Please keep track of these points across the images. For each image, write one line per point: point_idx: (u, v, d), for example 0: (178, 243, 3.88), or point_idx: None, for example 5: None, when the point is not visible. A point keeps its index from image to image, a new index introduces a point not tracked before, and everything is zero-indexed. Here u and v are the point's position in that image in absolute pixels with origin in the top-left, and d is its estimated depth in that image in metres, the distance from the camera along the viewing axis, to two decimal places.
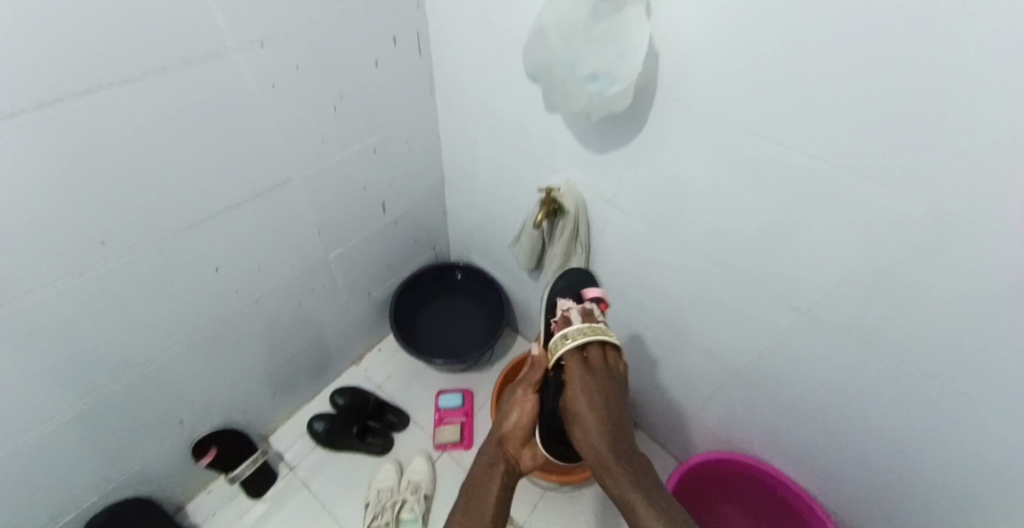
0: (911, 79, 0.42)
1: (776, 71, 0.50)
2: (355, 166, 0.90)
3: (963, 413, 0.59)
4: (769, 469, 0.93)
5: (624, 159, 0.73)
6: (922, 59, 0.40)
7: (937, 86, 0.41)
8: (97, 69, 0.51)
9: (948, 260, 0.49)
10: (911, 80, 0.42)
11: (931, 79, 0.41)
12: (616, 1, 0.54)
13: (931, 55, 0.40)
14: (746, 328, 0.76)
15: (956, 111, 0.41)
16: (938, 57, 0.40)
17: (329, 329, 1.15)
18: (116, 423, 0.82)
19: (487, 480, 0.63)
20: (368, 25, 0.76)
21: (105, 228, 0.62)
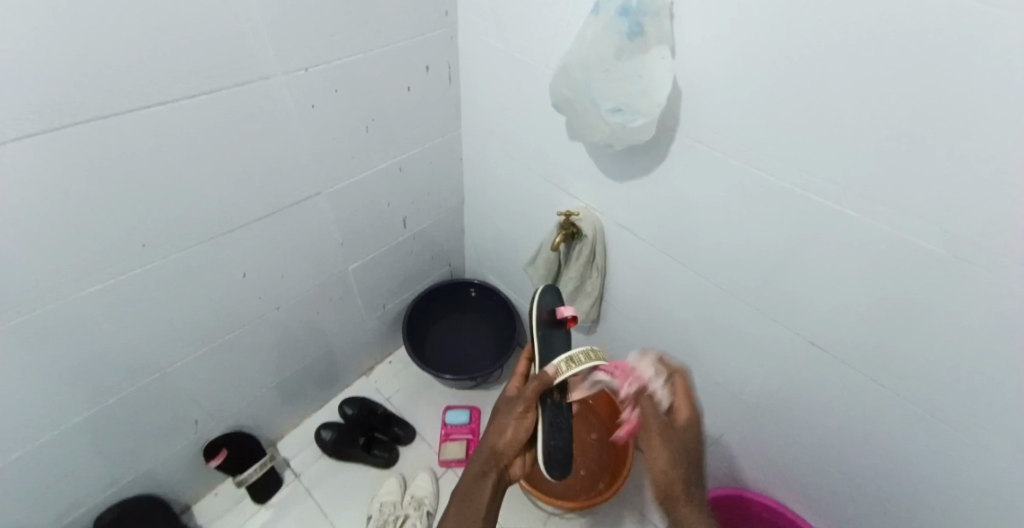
0: (937, 130, 0.42)
1: (801, 114, 0.50)
2: (379, 183, 0.93)
3: (987, 468, 0.57)
4: (784, 510, 0.90)
5: (644, 189, 0.73)
6: (949, 112, 0.41)
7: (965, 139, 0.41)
8: (148, 87, 0.55)
9: (973, 310, 0.48)
10: (939, 131, 0.42)
11: (960, 132, 0.41)
12: (642, 42, 0.56)
13: (958, 108, 0.40)
14: (761, 364, 0.75)
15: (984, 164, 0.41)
16: (968, 111, 0.40)
17: (343, 340, 1.17)
18: (132, 421, 0.84)
19: (479, 489, 0.62)
20: (403, 51, 0.78)
21: (140, 233, 0.65)
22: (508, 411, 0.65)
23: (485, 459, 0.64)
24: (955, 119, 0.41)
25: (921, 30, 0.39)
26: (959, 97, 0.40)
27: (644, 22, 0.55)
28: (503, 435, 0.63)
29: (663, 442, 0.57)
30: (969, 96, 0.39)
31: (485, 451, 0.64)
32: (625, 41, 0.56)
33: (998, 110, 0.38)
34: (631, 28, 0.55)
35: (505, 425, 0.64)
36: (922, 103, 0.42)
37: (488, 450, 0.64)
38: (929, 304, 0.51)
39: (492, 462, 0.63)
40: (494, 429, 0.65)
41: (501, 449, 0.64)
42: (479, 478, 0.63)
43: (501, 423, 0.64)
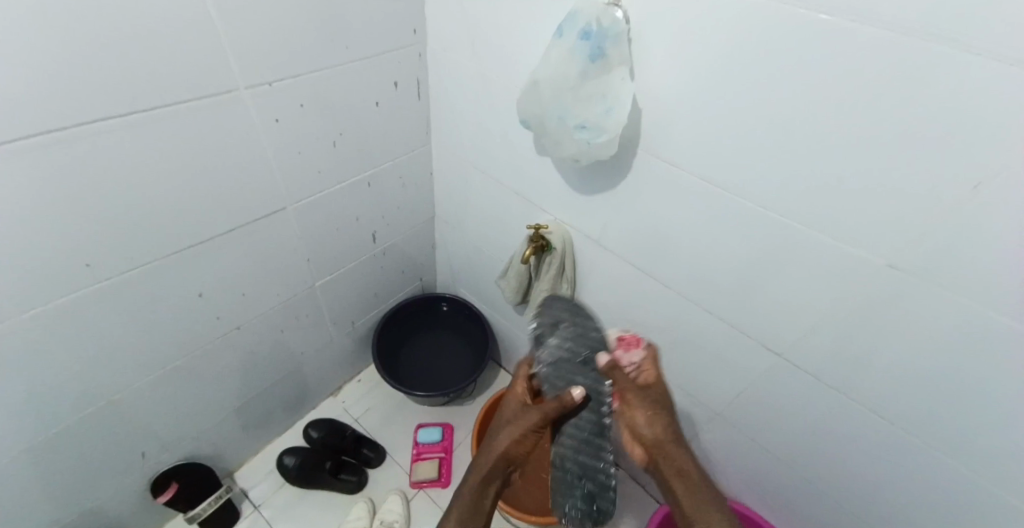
0: (883, 142, 0.45)
1: (752, 132, 0.54)
2: (348, 198, 0.92)
3: (933, 460, 0.61)
4: (738, 505, 0.95)
5: (611, 203, 0.76)
6: (893, 125, 0.44)
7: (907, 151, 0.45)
8: (104, 99, 0.53)
9: (910, 310, 0.53)
10: (885, 143, 0.46)
11: (903, 144, 0.44)
12: (604, 63, 0.58)
13: (901, 122, 0.44)
14: (725, 370, 0.78)
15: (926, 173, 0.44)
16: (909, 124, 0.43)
17: (310, 360, 1.14)
18: (79, 453, 0.79)
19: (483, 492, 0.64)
20: (372, 68, 0.79)
21: (94, 253, 0.62)
22: (519, 420, 0.66)
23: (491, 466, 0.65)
24: (898, 132, 0.44)
25: (865, 50, 0.43)
26: (901, 111, 0.43)
27: (605, 47, 0.57)
28: (516, 442, 0.65)
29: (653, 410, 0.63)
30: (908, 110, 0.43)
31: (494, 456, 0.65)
32: (588, 63, 0.58)
33: (935, 123, 0.42)
34: (593, 51, 0.57)
35: (516, 434, 0.65)
36: (869, 118, 0.45)
37: (497, 455, 0.65)
38: (875, 307, 0.55)
39: (500, 466, 0.65)
40: (503, 434, 0.65)
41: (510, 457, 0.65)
42: (485, 484, 0.64)
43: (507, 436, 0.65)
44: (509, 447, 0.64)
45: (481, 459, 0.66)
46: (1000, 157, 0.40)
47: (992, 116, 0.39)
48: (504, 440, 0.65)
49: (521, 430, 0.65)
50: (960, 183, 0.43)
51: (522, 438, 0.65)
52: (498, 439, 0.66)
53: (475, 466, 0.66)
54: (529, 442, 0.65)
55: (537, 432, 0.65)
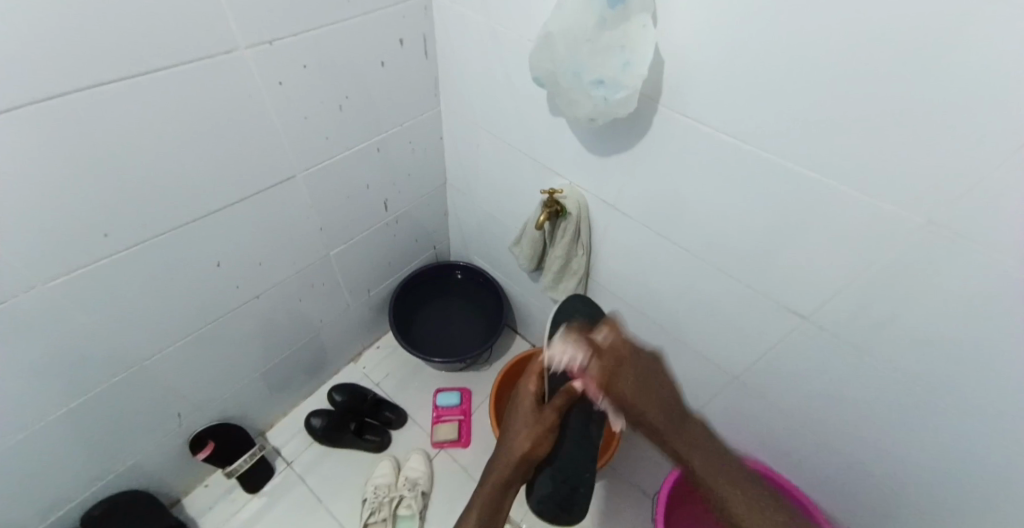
0: (930, 91, 0.41)
1: (780, 82, 0.50)
2: (357, 165, 0.90)
3: (963, 427, 0.59)
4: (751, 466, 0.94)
5: (627, 164, 0.73)
6: (941, 71, 0.39)
7: (954, 101, 0.40)
8: (98, 64, 0.51)
9: (945, 272, 0.49)
10: (927, 94, 0.41)
11: (949, 93, 0.40)
12: (623, 11, 0.54)
13: (952, 67, 0.39)
14: (744, 335, 0.76)
15: (971, 126, 0.40)
16: (956, 72, 0.39)
17: (328, 327, 1.16)
18: (114, 415, 0.82)
19: (502, 495, 0.66)
20: (375, 26, 0.76)
21: (108, 223, 0.62)
22: (533, 423, 0.68)
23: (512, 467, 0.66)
24: (944, 80, 0.40)
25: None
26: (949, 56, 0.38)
27: None
28: (532, 445, 0.67)
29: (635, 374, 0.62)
30: (955, 54, 0.38)
31: (513, 458, 0.66)
32: (606, 9, 0.54)
33: (990, 68, 0.37)
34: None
35: (533, 436, 0.67)
36: (912, 63, 0.40)
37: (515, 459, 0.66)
38: (910, 271, 0.52)
39: (519, 468, 0.67)
40: (520, 438, 0.67)
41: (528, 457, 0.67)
42: (505, 485, 0.66)
43: (521, 436, 0.68)
44: (527, 450, 0.66)
45: (499, 463, 0.67)
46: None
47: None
48: (521, 445, 0.67)
49: (534, 433, 0.67)
50: (1009, 136, 0.39)
51: (539, 438, 0.67)
52: (513, 442, 0.68)
53: (496, 468, 0.67)
54: (543, 443, 0.68)
55: (549, 432, 0.68)
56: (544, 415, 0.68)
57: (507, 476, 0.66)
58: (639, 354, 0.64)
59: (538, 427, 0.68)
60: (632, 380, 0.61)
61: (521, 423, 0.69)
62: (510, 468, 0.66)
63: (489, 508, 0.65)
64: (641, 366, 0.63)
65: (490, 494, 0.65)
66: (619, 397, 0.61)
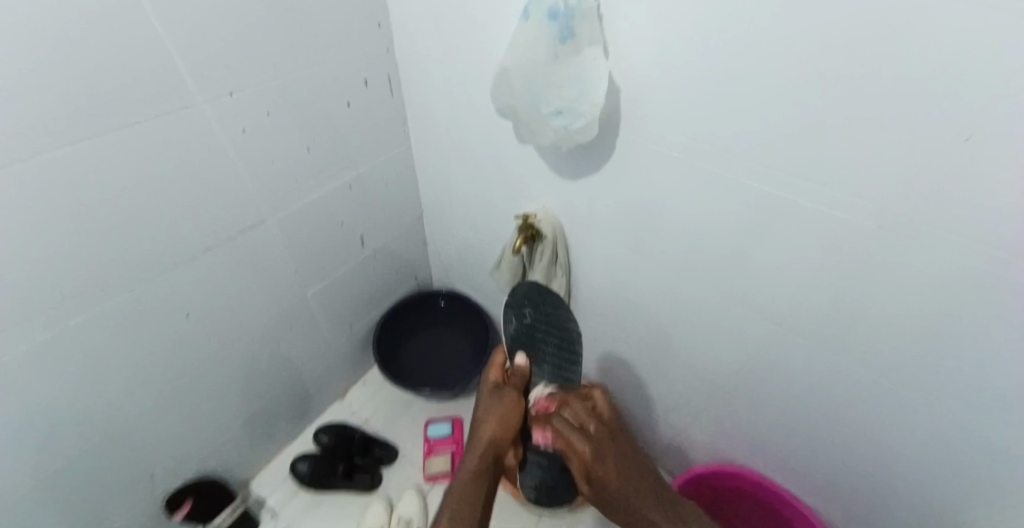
0: (884, 97, 0.43)
1: (730, 101, 0.52)
2: (331, 202, 0.90)
3: (940, 419, 0.60)
4: (743, 470, 0.95)
5: (597, 185, 0.74)
6: (886, 78, 0.42)
7: (904, 103, 0.42)
8: (52, 122, 0.51)
9: (906, 271, 0.51)
10: (881, 99, 0.43)
11: (898, 100, 0.42)
12: (574, 44, 0.56)
13: (892, 76, 0.41)
14: (725, 344, 0.78)
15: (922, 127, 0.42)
16: (904, 78, 0.41)
17: (311, 367, 1.13)
18: (86, 481, 0.78)
19: (478, 486, 0.61)
20: (339, 66, 0.77)
21: (73, 282, 0.61)
22: (500, 404, 0.68)
23: (484, 455, 0.64)
24: (893, 88, 0.42)
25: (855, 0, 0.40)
26: (895, 65, 0.41)
27: (574, 25, 0.55)
28: (499, 424, 0.66)
29: (619, 466, 0.60)
30: (904, 62, 0.40)
31: (483, 444, 0.65)
32: (558, 43, 0.56)
33: (930, 74, 0.39)
34: (563, 30, 0.55)
35: (500, 416, 0.67)
36: (860, 72, 0.43)
37: (485, 446, 0.65)
38: (876, 270, 0.53)
39: (490, 456, 0.64)
40: (487, 421, 0.67)
41: (500, 439, 0.66)
42: (480, 477, 0.62)
43: (486, 418, 0.67)
44: (495, 433, 0.66)
45: (468, 456, 0.65)
46: (1005, 106, 0.38)
47: (996, 64, 0.36)
48: (487, 428, 0.66)
49: (501, 414, 0.67)
50: (950, 138, 0.41)
51: (506, 416, 0.67)
52: (479, 431, 0.67)
53: (466, 463, 0.64)
54: (512, 421, 0.67)
55: (516, 408, 0.69)
56: (507, 393, 0.70)
57: (479, 466, 0.63)
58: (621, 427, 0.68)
59: (501, 405, 0.68)
60: (614, 459, 0.61)
61: (486, 408, 0.68)
62: (481, 456, 0.64)
63: (465, 506, 0.60)
64: (621, 441, 0.64)
65: (463, 494, 0.61)
66: (607, 487, 0.59)
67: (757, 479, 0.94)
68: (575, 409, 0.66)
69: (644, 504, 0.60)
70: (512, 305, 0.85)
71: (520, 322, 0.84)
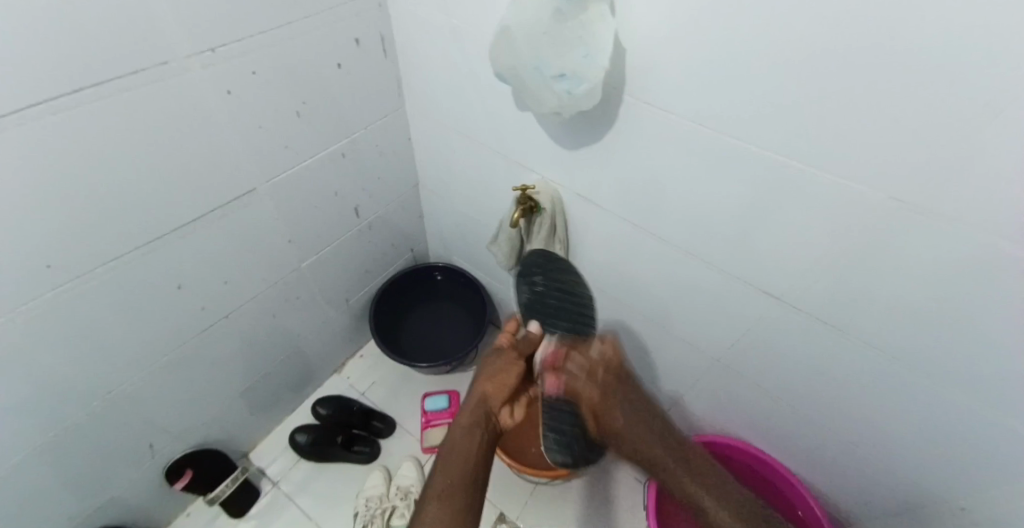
0: (905, 58, 0.40)
1: (741, 63, 0.49)
2: (323, 172, 0.88)
3: (939, 394, 0.60)
4: (733, 442, 0.97)
5: (597, 156, 0.72)
6: (913, 33, 0.38)
7: (929, 61, 0.39)
8: (22, 84, 0.47)
9: (914, 244, 0.50)
10: (904, 59, 0.40)
11: (921, 58, 0.39)
12: (581, 2, 0.53)
13: (918, 34, 0.38)
14: (724, 318, 0.77)
15: (948, 88, 0.39)
16: (931, 32, 0.37)
17: (307, 340, 1.12)
18: (82, 454, 0.78)
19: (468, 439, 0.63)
20: (328, 27, 0.73)
21: (56, 253, 0.58)
22: (492, 363, 0.71)
23: (474, 409, 0.66)
24: (919, 45, 0.38)
25: None
26: (924, 18, 0.37)
27: None
28: (491, 382, 0.69)
29: (630, 418, 0.68)
30: (934, 14, 0.37)
31: (476, 401, 0.67)
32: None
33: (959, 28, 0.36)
34: None
35: (490, 375, 0.70)
36: (882, 29, 0.39)
37: (475, 402, 0.67)
38: (880, 243, 0.52)
39: (480, 413, 0.66)
40: (481, 380, 0.70)
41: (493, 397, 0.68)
42: (471, 430, 0.64)
43: (482, 377, 0.70)
44: (487, 388, 0.68)
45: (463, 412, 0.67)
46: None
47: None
48: (481, 386, 0.69)
49: (493, 373, 0.70)
50: (972, 101, 0.39)
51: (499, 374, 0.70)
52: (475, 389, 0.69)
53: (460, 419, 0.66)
54: (506, 381, 0.70)
55: (512, 369, 0.71)
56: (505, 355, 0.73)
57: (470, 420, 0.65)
58: (626, 376, 0.72)
59: (497, 367, 0.71)
60: (620, 415, 0.69)
61: (484, 369, 0.71)
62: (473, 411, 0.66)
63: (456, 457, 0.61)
64: (626, 386, 0.71)
65: (453, 446, 0.63)
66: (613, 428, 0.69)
67: (747, 450, 0.96)
68: (571, 368, 0.71)
69: (637, 435, 0.68)
70: (521, 274, 0.88)
71: (530, 290, 0.87)
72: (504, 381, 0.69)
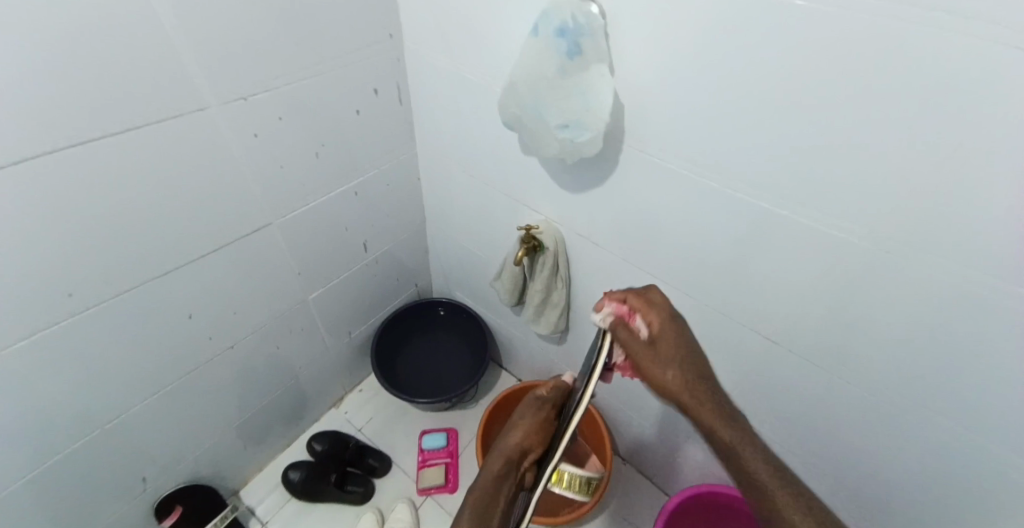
0: (883, 120, 0.43)
1: (732, 120, 0.53)
2: (335, 208, 0.91)
3: (935, 442, 0.60)
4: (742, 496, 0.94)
5: (598, 198, 0.75)
6: (885, 99, 0.42)
7: (904, 123, 0.42)
8: (63, 127, 0.52)
9: (899, 290, 0.52)
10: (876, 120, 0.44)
11: (896, 119, 0.43)
12: (581, 61, 0.58)
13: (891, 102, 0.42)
14: (723, 361, 0.78)
15: (924, 149, 0.43)
16: (906, 97, 0.41)
17: (308, 371, 1.13)
18: (75, 483, 0.78)
19: (493, 490, 0.62)
20: (350, 75, 0.78)
21: (75, 280, 0.61)
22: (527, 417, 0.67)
23: (504, 459, 0.64)
24: (894, 109, 0.42)
25: (854, 35, 0.41)
26: (892, 85, 0.41)
27: (582, 42, 0.57)
28: (526, 435, 0.65)
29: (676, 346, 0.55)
30: (905, 84, 0.41)
31: (507, 450, 0.65)
32: (565, 59, 0.58)
33: (927, 92, 0.40)
34: (570, 46, 0.57)
35: (528, 427, 0.66)
36: (858, 93, 0.43)
37: (510, 449, 0.65)
38: (871, 290, 0.54)
39: (509, 465, 0.64)
40: (516, 428, 0.67)
41: (523, 450, 0.65)
42: (498, 481, 0.63)
43: (515, 426, 0.67)
44: (519, 439, 0.65)
45: (493, 460, 0.65)
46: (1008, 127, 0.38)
47: (1004, 85, 0.36)
48: (515, 435, 0.66)
49: (530, 424, 0.67)
50: (947, 160, 0.42)
51: (533, 429, 0.66)
52: (509, 437, 0.66)
53: (492, 463, 0.65)
54: (539, 437, 0.65)
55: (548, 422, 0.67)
56: (542, 409, 0.68)
57: (499, 470, 0.64)
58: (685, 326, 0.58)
59: (531, 416, 0.68)
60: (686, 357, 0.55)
61: (520, 417, 0.68)
62: (501, 461, 0.64)
63: (482, 504, 0.61)
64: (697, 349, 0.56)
65: (481, 491, 0.62)
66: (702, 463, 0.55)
67: None
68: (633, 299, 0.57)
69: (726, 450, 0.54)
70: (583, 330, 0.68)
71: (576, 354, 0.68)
72: (536, 430, 0.66)
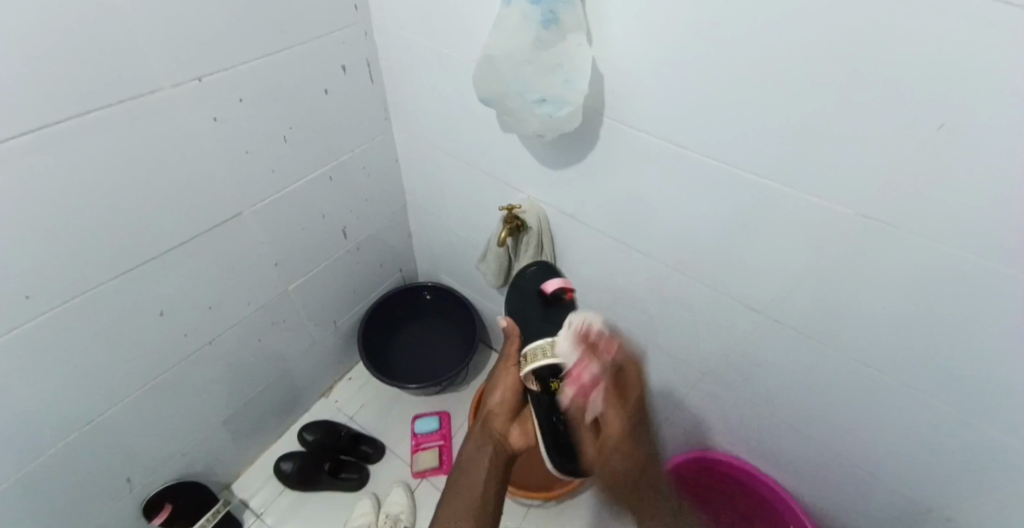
0: (873, 82, 0.42)
1: (716, 86, 0.51)
2: (311, 194, 0.88)
3: (918, 404, 0.61)
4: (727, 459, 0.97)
5: (581, 174, 0.74)
6: (878, 57, 0.40)
7: (895, 84, 0.41)
8: (3, 117, 0.48)
9: (885, 257, 0.52)
10: (865, 82, 0.42)
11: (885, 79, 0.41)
12: (559, 31, 0.55)
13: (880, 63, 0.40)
14: (710, 333, 0.78)
15: (914, 112, 0.41)
16: (898, 56, 0.39)
17: (294, 363, 1.11)
18: (56, 490, 0.75)
19: (472, 468, 0.66)
20: (316, 52, 0.74)
21: (35, 282, 0.58)
22: (498, 378, 0.71)
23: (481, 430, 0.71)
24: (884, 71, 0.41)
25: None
26: (883, 45, 0.40)
27: (558, 10, 0.54)
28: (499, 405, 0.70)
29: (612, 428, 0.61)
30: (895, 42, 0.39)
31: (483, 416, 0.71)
32: (541, 29, 0.54)
33: (920, 50, 0.38)
34: (546, 16, 0.53)
35: (500, 391, 0.70)
36: (847, 55, 0.42)
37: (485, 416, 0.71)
38: (857, 258, 0.54)
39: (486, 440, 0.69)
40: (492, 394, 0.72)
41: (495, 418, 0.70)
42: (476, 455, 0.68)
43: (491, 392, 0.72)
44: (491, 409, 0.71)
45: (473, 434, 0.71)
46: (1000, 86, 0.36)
47: (997, 42, 0.35)
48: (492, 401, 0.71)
49: (502, 385, 0.71)
50: (938, 120, 0.41)
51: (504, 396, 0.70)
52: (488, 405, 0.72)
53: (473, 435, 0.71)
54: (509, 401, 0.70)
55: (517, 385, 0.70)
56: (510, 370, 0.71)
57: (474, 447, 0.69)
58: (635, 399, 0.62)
59: (500, 382, 0.71)
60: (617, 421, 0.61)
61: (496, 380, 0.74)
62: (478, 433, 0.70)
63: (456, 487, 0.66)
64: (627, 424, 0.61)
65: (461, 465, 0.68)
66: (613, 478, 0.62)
67: (742, 468, 0.96)
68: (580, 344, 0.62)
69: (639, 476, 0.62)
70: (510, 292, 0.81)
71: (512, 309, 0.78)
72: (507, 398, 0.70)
